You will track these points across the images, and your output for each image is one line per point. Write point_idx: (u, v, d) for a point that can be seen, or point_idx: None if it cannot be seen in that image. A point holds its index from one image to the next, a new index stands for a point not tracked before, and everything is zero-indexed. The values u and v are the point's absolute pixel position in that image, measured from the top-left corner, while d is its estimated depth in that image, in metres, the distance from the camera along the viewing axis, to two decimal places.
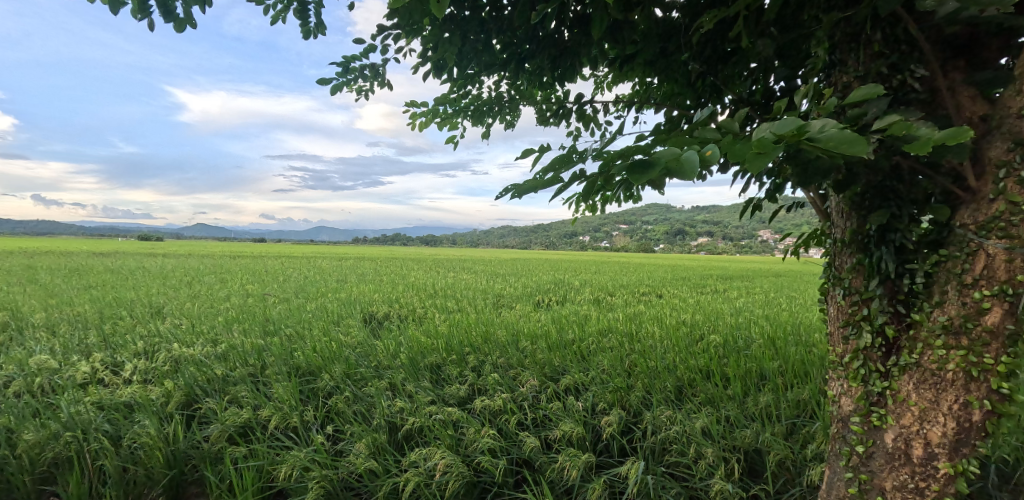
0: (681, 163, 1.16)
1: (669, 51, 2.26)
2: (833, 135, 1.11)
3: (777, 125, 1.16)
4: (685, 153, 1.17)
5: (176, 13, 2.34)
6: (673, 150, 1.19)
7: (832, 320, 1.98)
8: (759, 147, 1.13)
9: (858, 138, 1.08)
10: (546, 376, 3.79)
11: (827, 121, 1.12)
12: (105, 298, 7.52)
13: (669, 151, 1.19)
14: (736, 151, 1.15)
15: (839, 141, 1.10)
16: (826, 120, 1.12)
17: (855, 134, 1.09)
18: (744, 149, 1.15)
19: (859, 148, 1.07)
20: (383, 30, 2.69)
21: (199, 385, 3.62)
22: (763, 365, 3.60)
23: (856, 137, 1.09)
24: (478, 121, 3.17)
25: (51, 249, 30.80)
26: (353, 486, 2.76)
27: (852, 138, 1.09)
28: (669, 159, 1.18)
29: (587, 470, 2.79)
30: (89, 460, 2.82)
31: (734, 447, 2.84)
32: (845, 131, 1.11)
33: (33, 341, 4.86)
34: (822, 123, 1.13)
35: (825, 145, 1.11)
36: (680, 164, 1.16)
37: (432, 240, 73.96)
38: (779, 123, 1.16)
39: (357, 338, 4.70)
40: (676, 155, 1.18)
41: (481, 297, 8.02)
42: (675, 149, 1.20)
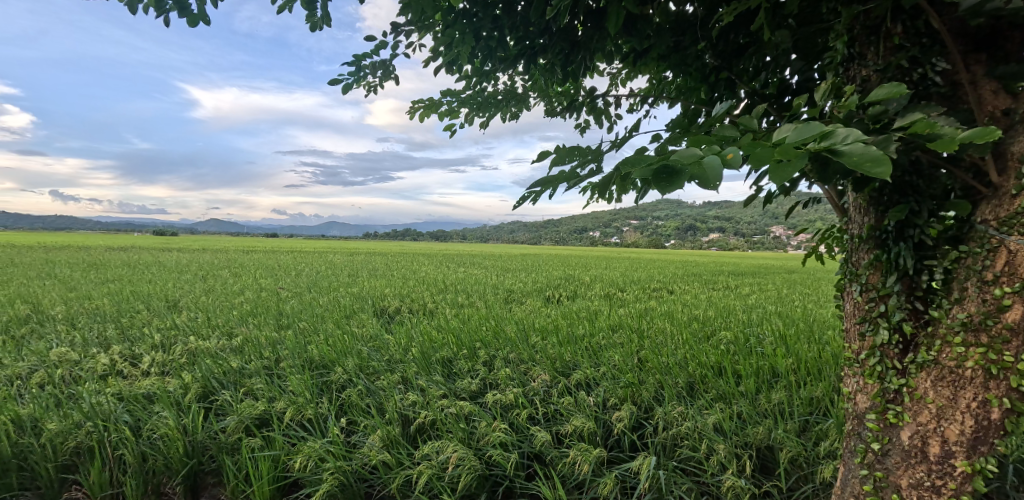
0: (703, 169, 1.13)
1: (683, 46, 2.27)
2: (856, 150, 1.09)
3: (801, 130, 1.13)
4: (705, 158, 1.15)
5: (193, 9, 2.36)
6: (693, 152, 1.17)
7: (848, 317, 1.95)
8: (782, 154, 1.10)
9: (880, 158, 1.05)
10: (557, 370, 3.82)
11: (851, 132, 1.11)
12: (122, 293, 7.63)
13: (690, 154, 1.16)
14: (758, 155, 1.11)
15: (862, 157, 1.07)
16: (851, 131, 1.11)
17: (879, 153, 1.06)
18: (767, 153, 1.11)
19: (880, 168, 1.04)
20: (395, 27, 2.70)
21: (215, 378, 3.69)
22: (775, 363, 3.58)
23: (881, 157, 1.06)
24: (482, 112, 3.14)
25: (68, 243, 31.35)
26: (367, 477, 2.80)
27: (875, 156, 1.06)
28: (690, 164, 1.15)
29: (598, 464, 2.80)
30: (110, 449, 2.87)
31: (746, 443, 2.84)
32: (869, 146, 1.08)
33: (54, 333, 4.97)
34: (847, 133, 1.12)
35: (848, 159, 1.08)
36: (702, 170, 1.13)
37: (442, 235, 74.22)
38: (804, 128, 1.13)
39: (370, 332, 4.75)
40: (695, 160, 1.16)
41: (491, 293, 8.05)
42: (696, 152, 1.17)
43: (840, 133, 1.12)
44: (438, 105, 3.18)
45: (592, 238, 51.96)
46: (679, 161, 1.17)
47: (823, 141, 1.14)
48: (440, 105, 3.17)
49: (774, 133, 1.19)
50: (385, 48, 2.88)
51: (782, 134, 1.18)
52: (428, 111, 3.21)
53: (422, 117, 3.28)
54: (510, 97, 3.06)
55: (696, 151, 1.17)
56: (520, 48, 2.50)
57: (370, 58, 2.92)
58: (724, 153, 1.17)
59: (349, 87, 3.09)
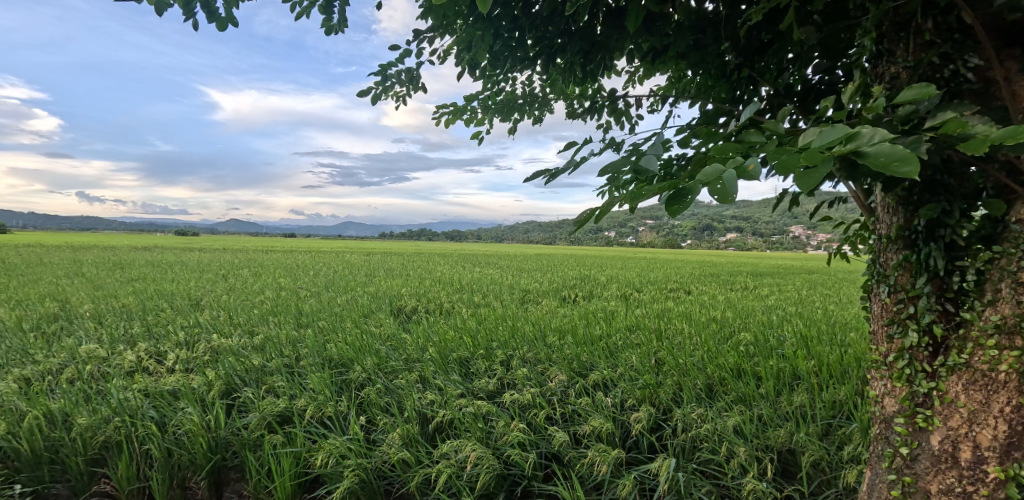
0: (725, 185, 1.13)
1: (703, 43, 2.24)
2: (882, 150, 1.06)
3: (825, 133, 1.10)
4: (727, 173, 1.14)
5: (217, 13, 2.40)
6: (713, 169, 1.15)
7: (875, 319, 1.92)
8: (808, 160, 1.10)
9: (909, 157, 1.02)
10: (574, 370, 3.80)
11: (877, 132, 1.07)
12: (147, 291, 7.79)
13: (710, 171, 1.15)
14: (782, 164, 1.10)
15: (890, 156, 1.05)
16: (877, 130, 1.07)
17: (906, 152, 1.04)
18: (793, 160, 1.11)
19: (908, 168, 1.02)
20: (417, 34, 2.73)
21: (238, 375, 3.75)
22: (796, 366, 3.52)
23: (909, 155, 1.03)
24: (505, 116, 3.15)
25: (93, 243, 32.10)
26: (387, 475, 2.83)
27: (903, 155, 1.04)
28: (710, 180, 1.14)
29: (617, 465, 2.79)
30: (136, 444, 2.93)
31: (767, 446, 2.81)
32: (896, 145, 1.05)
33: (82, 330, 5.09)
34: (873, 133, 1.08)
35: (874, 160, 1.06)
36: (723, 185, 1.12)
37: (458, 235, 74.47)
38: (829, 132, 1.09)
39: (387, 331, 4.78)
40: (716, 175, 1.14)
41: (507, 293, 8.05)
42: (716, 167, 1.16)
43: (866, 133, 1.09)
44: (463, 112, 3.19)
45: (608, 238, 51.70)
46: (700, 178, 1.16)
47: (849, 143, 1.11)
48: (465, 112, 3.19)
49: (800, 138, 1.16)
50: (409, 56, 2.90)
51: (807, 138, 1.15)
52: (454, 118, 3.22)
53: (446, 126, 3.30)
54: (532, 100, 3.06)
55: (718, 166, 1.16)
56: (539, 48, 2.48)
57: (395, 67, 2.95)
58: (746, 163, 1.16)
59: (377, 97, 3.12)
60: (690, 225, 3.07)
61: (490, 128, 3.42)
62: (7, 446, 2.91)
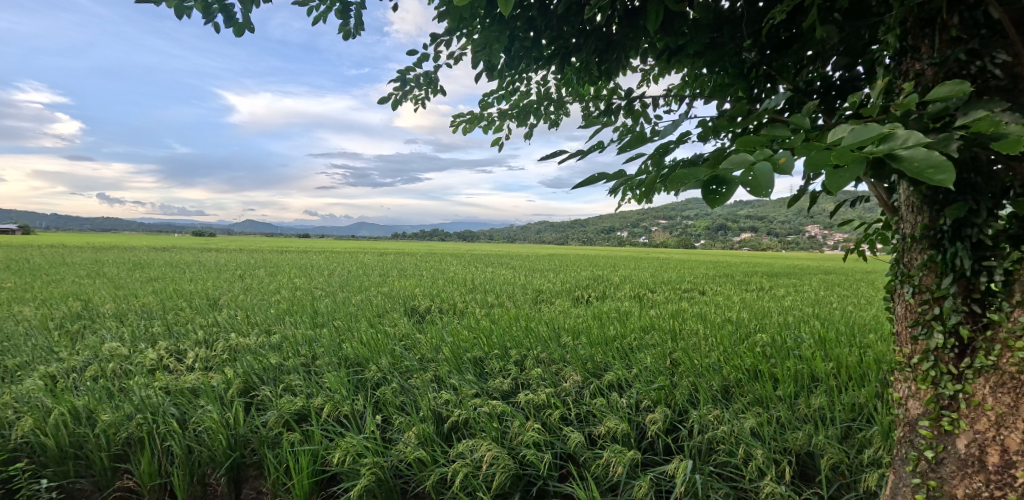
0: (756, 176, 1.11)
1: (719, 42, 2.23)
2: (916, 154, 1.03)
3: (858, 131, 1.06)
4: (757, 163, 1.12)
5: (236, 17, 2.43)
6: (744, 158, 1.14)
7: (899, 320, 1.89)
8: (839, 158, 1.06)
9: (944, 164, 0.99)
10: (588, 371, 3.79)
11: (912, 134, 1.04)
12: (166, 290, 7.91)
13: (740, 160, 1.14)
14: (812, 159, 1.09)
15: (924, 163, 1.02)
16: (913, 133, 1.04)
17: (942, 159, 1.01)
18: (822, 157, 1.09)
19: (944, 175, 0.99)
20: (434, 38, 2.74)
21: (256, 373, 3.80)
22: (814, 367, 3.47)
23: (944, 162, 1.00)
24: (522, 120, 3.15)
25: (114, 243, 32.70)
26: (403, 473, 2.85)
27: (938, 162, 1.00)
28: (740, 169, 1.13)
29: (632, 466, 2.77)
30: (158, 441, 2.98)
31: (785, 449, 2.77)
32: (931, 151, 1.03)
33: (104, 328, 5.19)
34: (907, 135, 1.05)
35: (907, 165, 1.03)
36: (754, 176, 1.10)
37: (471, 235, 74.64)
38: (861, 130, 1.05)
39: (402, 331, 4.80)
40: (746, 165, 1.14)
41: (521, 293, 8.05)
42: (746, 156, 1.15)
43: (900, 135, 1.06)
44: (481, 120, 3.20)
45: (621, 237, 51.46)
46: (730, 166, 1.15)
47: (882, 144, 1.08)
48: (482, 119, 3.20)
49: (831, 134, 1.13)
50: (427, 60, 2.91)
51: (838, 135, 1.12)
52: (471, 125, 3.23)
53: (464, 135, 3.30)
54: (547, 101, 3.06)
55: (747, 156, 1.14)
56: (554, 49, 2.48)
57: (413, 71, 2.97)
58: (776, 156, 1.15)
59: (398, 102, 3.14)
60: (703, 225, 3.04)
61: (508, 134, 3.42)
62: (34, 441, 2.98)
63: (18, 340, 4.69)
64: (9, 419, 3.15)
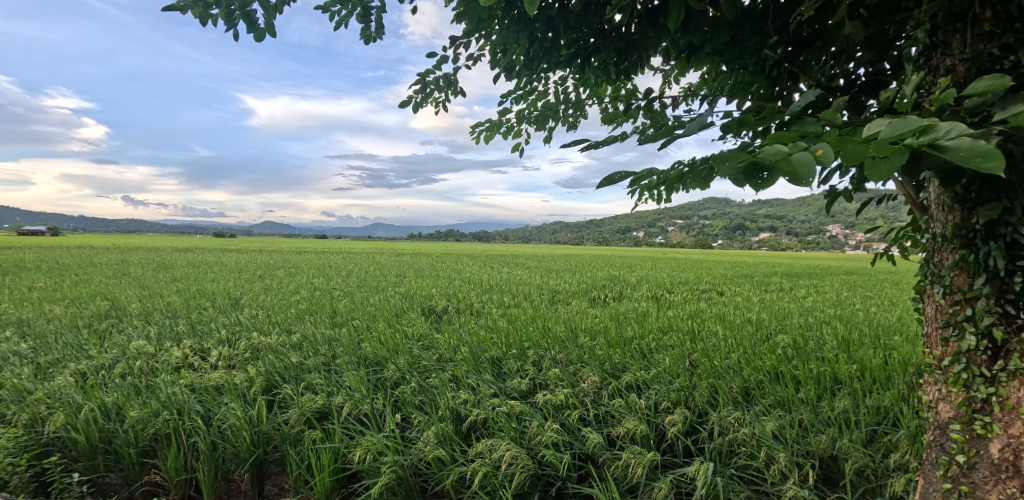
0: (793, 166, 1.13)
1: (740, 39, 2.21)
2: (962, 144, 1.03)
3: (897, 124, 1.05)
4: (794, 154, 1.14)
5: (258, 23, 2.47)
6: (779, 149, 1.17)
7: (929, 321, 1.85)
8: (877, 150, 1.06)
9: (992, 152, 0.99)
10: (606, 372, 3.77)
11: (954, 126, 1.04)
12: (190, 290, 8.06)
13: (776, 152, 1.17)
14: (850, 152, 1.08)
15: (969, 152, 1.01)
16: (955, 124, 1.05)
17: (990, 147, 1.00)
18: (860, 150, 1.08)
19: (992, 163, 0.98)
20: (453, 40, 2.75)
21: (278, 372, 3.85)
22: (837, 370, 3.41)
23: (991, 150, 1.00)
24: (540, 124, 3.15)
25: (138, 245, 33.48)
26: (422, 472, 2.87)
27: (985, 151, 1.00)
28: (777, 159, 1.16)
29: (652, 468, 2.76)
30: (184, 437, 3.04)
31: (807, 452, 2.73)
32: (976, 141, 1.02)
33: (131, 327, 5.31)
34: (949, 127, 1.05)
35: (952, 154, 1.03)
36: (792, 166, 1.13)
37: (487, 236, 74.77)
38: (901, 122, 1.05)
39: (419, 331, 4.83)
40: (783, 155, 1.16)
41: (537, 293, 8.05)
42: (782, 148, 1.17)
43: (941, 127, 1.06)
44: (500, 125, 3.20)
45: (638, 238, 51.11)
46: (766, 157, 1.17)
47: (923, 136, 1.07)
48: (501, 124, 3.20)
49: (867, 128, 1.12)
50: (446, 62, 2.93)
51: (875, 128, 1.11)
52: (491, 132, 3.23)
53: (484, 141, 3.31)
54: (565, 103, 3.05)
55: (783, 148, 1.17)
56: (573, 50, 2.47)
57: (432, 74, 2.98)
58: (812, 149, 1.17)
59: (417, 105, 3.16)
60: (722, 225, 3.00)
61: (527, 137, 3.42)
62: (66, 436, 3.07)
63: (49, 338, 4.83)
64: (42, 415, 3.24)
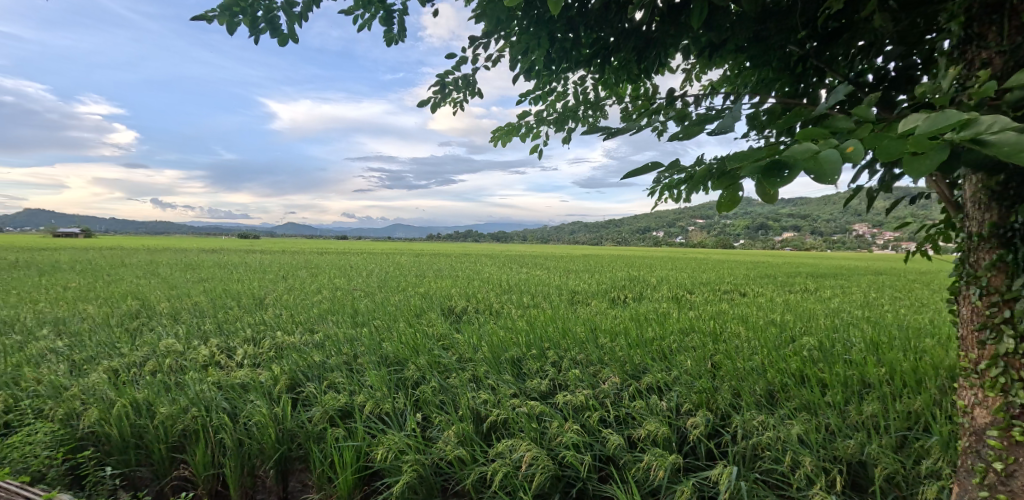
0: (821, 164, 1.11)
1: (764, 35, 2.17)
2: (1006, 138, 0.99)
3: (934, 119, 1.04)
4: (822, 152, 1.13)
5: (282, 29, 2.50)
6: (807, 147, 1.15)
7: (964, 323, 1.79)
8: (915, 146, 1.07)
9: None
10: (627, 373, 3.74)
11: (998, 119, 1.01)
12: (216, 290, 8.22)
13: (805, 149, 1.15)
14: (886, 150, 1.11)
15: (1014, 146, 0.97)
16: (998, 118, 1.02)
17: None
18: (897, 146, 1.10)
19: None
20: (473, 41, 2.76)
21: (301, 371, 3.89)
22: (866, 373, 3.32)
23: None
24: (559, 124, 3.13)
25: (167, 246, 34.30)
26: (443, 471, 2.88)
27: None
28: (805, 157, 1.14)
29: (674, 471, 2.72)
30: (212, 433, 3.10)
31: (834, 457, 2.67)
32: (1021, 134, 0.98)
33: (161, 326, 5.43)
34: (992, 121, 1.02)
35: (996, 149, 0.98)
36: (819, 164, 1.11)
37: (506, 236, 74.85)
38: (939, 117, 1.04)
39: (439, 331, 4.84)
40: (811, 153, 1.14)
41: (557, 293, 8.02)
42: (810, 146, 1.15)
43: (983, 121, 1.03)
44: (518, 127, 3.19)
45: (658, 238, 50.65)
46: (793, 156, 1.16)
47: (964, 131, 1.04)
48: (520, 126, 3.19)
49: (904, 122, 1.10)
50: (465, 63, 2.93)
51: (911, 123, 1.09)
52: (509, 135, 3.22)
53: (502, 143, 3.30)
54: (585, 104, 3.03)
55: (812, 145, 1.14)
56: (594, 49, 2.45)
57: (452, 75, 2.99)
58: (843, 145, 1.15)
59: (437, 106, 3.17)
60: (745, 225, 2.95)
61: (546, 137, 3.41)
62: (99, 431, 3.15)
63: (83, 336, 4.97)
64: (76, 410, 3.33)
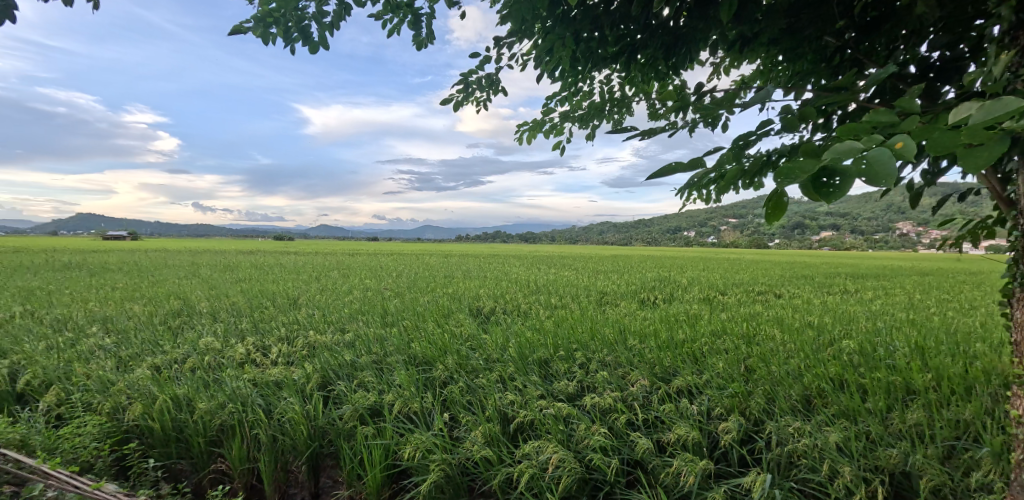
0: (871, 165, 1.09)
1: (797, 27, 2.07)
2: None
3: (988, 108, 1.03)
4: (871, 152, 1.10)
5: (313, 37, 2.53)
6: (850, 148, 1.13)
7: (1017, 328, 1.68)
8: (970, 138, 1.04)
9: None
10: (656, 376, 3.65)
11: None
12: (252, 290, 8.42)
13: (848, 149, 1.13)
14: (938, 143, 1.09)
15: None
16: None
17: None
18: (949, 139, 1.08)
19: None
20: (497, 41, 2.74)
21: (332, 370, 3.93)
22: (910, 378, 3.17)
23: None
24: (584, 122, 3.09)
25: (205, 248, 35.40)
26: (470, 471, 2.86)
27: None
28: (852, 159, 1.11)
29: (705, 477, 2.64)
30: (248, 429, 3.16)
31: (876, 467, 2.55)
32: None
33: (200, 325, 5.58)
34: None
35: None
36: (870, 166, 1.08)
37: (534, 237, 74.74)
38: (994, 106, 1.02)
39: (467, 331, 4.83)
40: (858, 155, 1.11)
41: (585, 294, 7.92)
42: (854, 147, 1.13)
43: None
44: (542, 125, 3.16)
45: (688, 238, 49.81)
46: (839, 158, 1.13)
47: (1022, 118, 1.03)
48: (544, 123, 3.16)
49: (955, 114, 1.09)
50: (489, 62, 2.91)
51: (963, 114, 1.08)
52: (533, 131, 3.20)
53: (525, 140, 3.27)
54: (611, 102, 2.98)
55: (856, 144, 1.13)
56: (619, 47, 2.40)
57: (476, 74, 2.97)
58: (891, 142, 1.12)
59: (461, 105, 3.17)
60: None
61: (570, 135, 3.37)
62: (143, 425, 3.25)
63: (128, 334, 5.14)
64: (122, 404, 3.43)
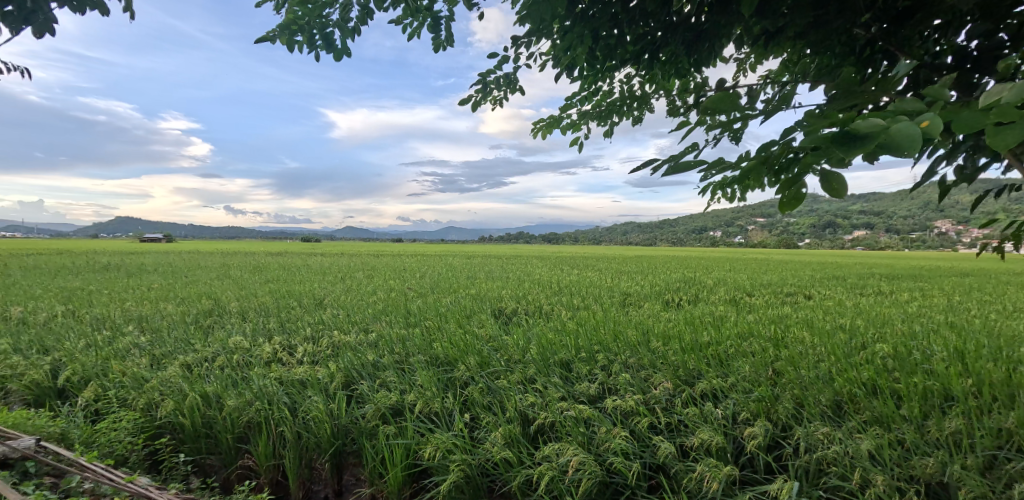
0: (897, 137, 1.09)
1: (824, 20, 1.97)
2: None
3: (1017, 89, 1.06)
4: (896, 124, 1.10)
5: (336, 44, 2.53)
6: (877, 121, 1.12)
7: None
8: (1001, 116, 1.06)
9: None
10: (680, 379, 3.57)
11: None
12: (279, 291, 8.54)
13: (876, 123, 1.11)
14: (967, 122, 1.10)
15: None
16: None
17: None
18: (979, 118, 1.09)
19: None
20: (515, 40, 2.71)
21: (355, 369, 3.95)
22: (949, 383, 3.02)
23: None
24: (603, 120, 3.03)
25: (235, 249, 36.20)
26: (490, 472, 2.83)
27: None
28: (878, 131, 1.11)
29: (729, 483, 2.57)
30: (274, 426, 3.19)
31: (911, 476, 2.45)
32: None
33: (229, 324, 5.67)
34: None
35: None
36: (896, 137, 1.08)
37: (556, 238, 74.49)
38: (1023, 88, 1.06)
39: (489, 332, 4.79)
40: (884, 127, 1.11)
41: (609, 296, 7.82)
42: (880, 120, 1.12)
43: None
44: (559, 121, 3.11)
45: (714, 238, 49.00)
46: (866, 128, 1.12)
47: None
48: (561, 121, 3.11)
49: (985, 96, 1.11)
50: (507, 62, 2.88)
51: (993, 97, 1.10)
52: (550, 128, 3.15)
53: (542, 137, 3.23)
54: (630, 99, 2.91)
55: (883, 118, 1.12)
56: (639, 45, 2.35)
57: (494, 73, 2.95)
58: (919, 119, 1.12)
59: (479, 105, 3.14)
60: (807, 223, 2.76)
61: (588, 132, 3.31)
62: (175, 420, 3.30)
63: (161, 332, 5.26)
64: (156, 400, 3.50)
